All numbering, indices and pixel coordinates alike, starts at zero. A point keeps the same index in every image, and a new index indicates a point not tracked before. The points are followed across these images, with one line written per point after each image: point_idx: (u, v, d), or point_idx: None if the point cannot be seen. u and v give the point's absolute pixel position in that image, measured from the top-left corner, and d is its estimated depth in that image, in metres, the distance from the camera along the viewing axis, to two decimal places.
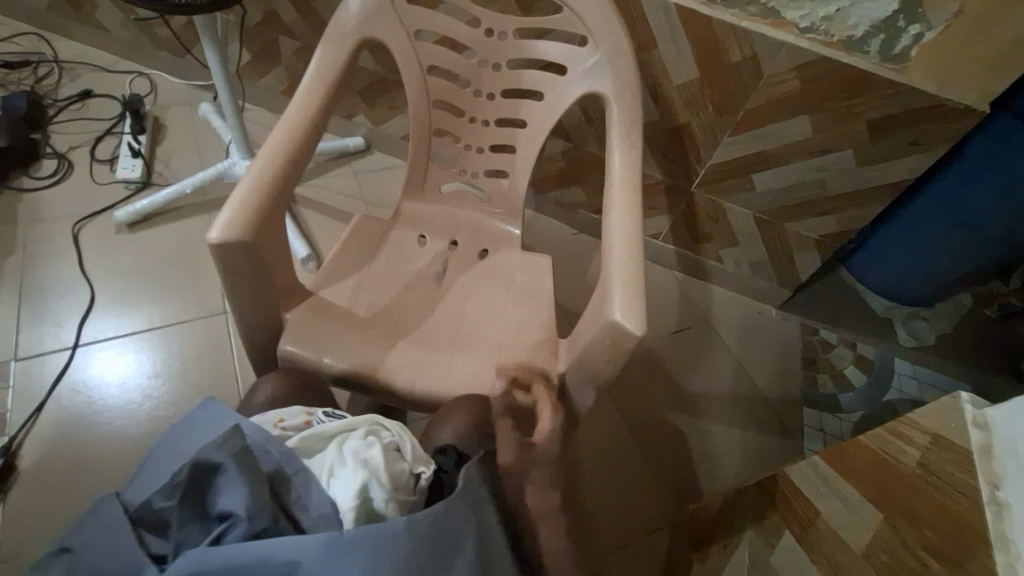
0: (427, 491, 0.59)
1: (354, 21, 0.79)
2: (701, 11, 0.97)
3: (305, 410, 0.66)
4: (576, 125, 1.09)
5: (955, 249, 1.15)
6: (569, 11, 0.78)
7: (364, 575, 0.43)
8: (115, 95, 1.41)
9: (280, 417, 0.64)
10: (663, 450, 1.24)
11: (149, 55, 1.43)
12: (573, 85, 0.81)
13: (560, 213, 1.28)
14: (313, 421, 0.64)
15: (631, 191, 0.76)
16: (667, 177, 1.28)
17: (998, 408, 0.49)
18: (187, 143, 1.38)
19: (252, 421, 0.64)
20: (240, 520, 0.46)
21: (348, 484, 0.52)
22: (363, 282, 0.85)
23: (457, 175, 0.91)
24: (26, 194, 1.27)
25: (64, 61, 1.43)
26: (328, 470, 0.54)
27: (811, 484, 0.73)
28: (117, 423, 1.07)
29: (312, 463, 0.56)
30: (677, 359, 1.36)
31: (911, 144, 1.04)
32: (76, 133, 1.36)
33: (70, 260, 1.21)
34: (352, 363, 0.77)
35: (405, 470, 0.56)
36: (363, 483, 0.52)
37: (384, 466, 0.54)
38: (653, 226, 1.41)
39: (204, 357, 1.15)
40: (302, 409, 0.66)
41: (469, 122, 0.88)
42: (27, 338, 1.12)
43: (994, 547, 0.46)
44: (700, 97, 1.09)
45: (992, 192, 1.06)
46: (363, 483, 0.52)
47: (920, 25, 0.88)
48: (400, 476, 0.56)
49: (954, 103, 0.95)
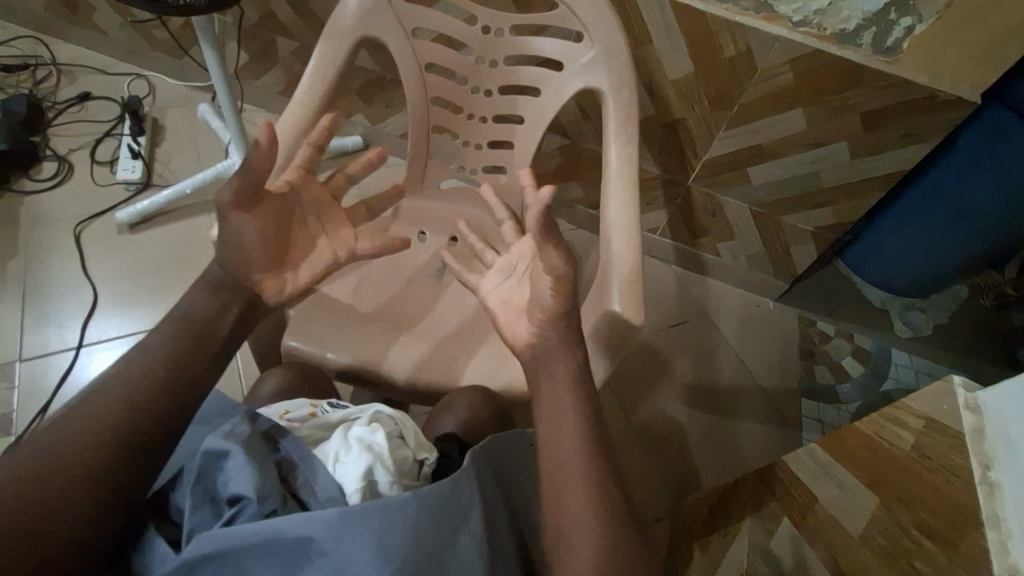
0: (432, 477, 0.61)
1: (353, 20, 0.80)
2: (695, 6, 0.98)
3: (310, 402, 0.67)
4: (572, 122, 1.10)
5: (952, 238, 1.19)
6: (565, 8, 0.79)
7: (376, 543, 0.44)
8: (114, 97, 1.42)
9: (286, 409, 0.65)
10: (663, 443, 1.25)
11: (147, 56, 1.43)
12: (570, 81, 0.82)
13: (558, 209, 1.30)
14: (318, 411, 0.66)
15: (628, 184, 0.77)
16: (664, 172, 1.29)
17: (988, 391, 0.50)
18: (187, 144, 1.39)
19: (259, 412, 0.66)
20: (251, 502, 0.47)
21: (354, 467, 0.53)
22: (365, 277, 0.86)
23: (455, 171, 0.93)
24: (28, 197, 1.28)
25: (63, 64, 1.44)
26: (332, 456, 0.55)
27: (808, 471, 0.74)
28: None
29: (319, 450, 0.57)
30: (677, 351, 1.37)
31: (904, 135, 1.05)
32: (76, 135, 1.36)
33: (73, 261, 1.22)
34: (356, 358, 0.78)
35: (408, 457, 0.58)
36: (368, 467, 0.53)
37: (388, 451, 0.56)
38: (651, 220, 1.42)
39: None
40: (306, 401, 0.68)
41: (467, 119, 0.89)
42: (31, 339, 1.14)
43: (986, 526, 0.47)
44: (696, 92, 1.10)
45: (989, 183, 1.08)
46: (368, 466, 0.53)
47: (912, 17, 0.89)
48: (404, 463, 0.57)
49: (946, 94, 0.96)
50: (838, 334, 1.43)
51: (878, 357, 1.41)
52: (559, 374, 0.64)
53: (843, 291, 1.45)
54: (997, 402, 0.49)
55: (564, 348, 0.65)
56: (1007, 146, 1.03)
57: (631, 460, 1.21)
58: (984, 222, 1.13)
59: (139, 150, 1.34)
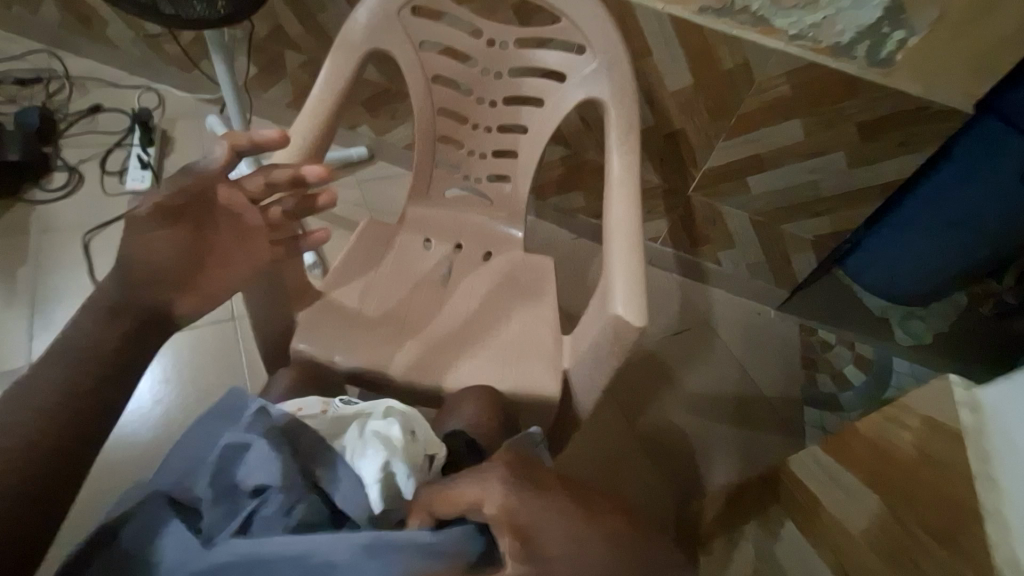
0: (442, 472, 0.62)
1: (362, 33, 0.82)
2: (694, 20, 1.01)
3: (321, 400, 0.68)
4: (575, 133, 1.13)
5: (949, 246, 1.20)
6: (568, 21, 0.81)
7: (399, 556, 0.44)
8: (125, 109, 1.45)
9: (299, 406, 0.66)
10: (665, 451, 1.25)
11: (157, 69, 1.47)
12: (573, 91, 0.84)
13: (560, 219, 1.32)
14: (330, 408, 0.66)
15: (630, 190, 0.79)
16: (664, 181, 1.31)
17: (987, 388, 0.51)
18: (195, 155, 1.41)
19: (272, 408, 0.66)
20: (276, 490, 0.49)
21: (373, 460, 0.55)
22: (372, 283, 0.88)
23: (460, 179, 0.95)
24: (39, 206, 1.30)
25: (75, 77, 1.47)
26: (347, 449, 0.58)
27: (811, 474, 0.75)
28: (129, 428, 1.09)
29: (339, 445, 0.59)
30: (678, 359, 1.38)
31: (899, 144, 1.07)
32: (87, 146, 1.39)
33: (82, 269, 1.24)
34: (362, 362, 0.79)
35: (421, 453, 0.59)
36: (386, 460, 0.55)
37: (403, 446, 0.57)
38: (652, 229, 1.44)
39: (215, 364, 1.17)
40: (318, 399, 0.68)
41: (472, 128, 0.91)
42: (40, 346, 1.15)
43: (985, 520, 0.48)
44: (695, 103, 1.13)
45: (985, 192, 1.10)
46: (385, 460, 0.55)
47: (904, 30, 0.92)
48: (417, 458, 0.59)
49: (939, 105, 0.98)
50: (841, 343, 1.45)
51: (880, 365, 1.43)
52: None
53: (844, 299, 1.47)
54: (992, 402, 0.51)
55: None
56: (999, 157, 1.05)
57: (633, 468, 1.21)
58: (980, 230, 1.15)
59: (149, 160, 1.36)
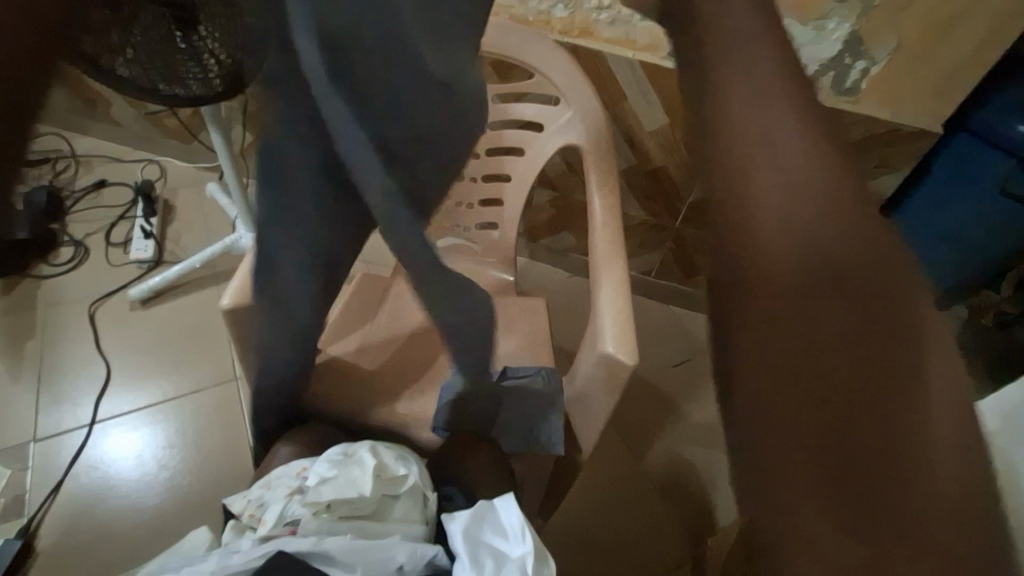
0: (438, 521, 0.64)
1: None
2: (665, 65, 0.98)
3: (299, 469, 0.61)
4: (560, 175, 1.15)
5: (938, 264, 1.19)
6: (541, 76, 0.84)
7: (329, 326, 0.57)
8: (129, 182, 1.48)
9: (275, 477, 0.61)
10: (682, 493, 1.17)
11: (160, 143, 1.50)
12: (552, 139, 0.86)
13: (553, 257, 1.35)
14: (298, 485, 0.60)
15: (612, 243, 0.76)
16: (651, 217, 1.25)
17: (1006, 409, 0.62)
18: (196, 222, 1.44)
19: (291, 480, 0.61)
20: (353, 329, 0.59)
21: (367, 463, 0.60)
22: (368, 338, 0.86)
23: (450, 229, 0.96)
24: (46, 281, 1.33)
25: (81, 156, 1.51)
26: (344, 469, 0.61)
27: None
28: (133, 497, 1.10)
29: (335, 485, 0.59)
30: (683, 391, 1.29)
31: (877, 165, 1.11)
32: (92, 220, 1.42)
33: (87, 342, 1.26)
34: (370, 418, 0.79)
35: (389, 463, 0.61)
36: (376, 467, 0.60)
37: (379, 458, 0.61)
38: (643, 263, 1.36)
39: (217, 428, 1.17)
40: (296, 463, 0.62)
41: (463, 208, 0.95)
42: (46, 419, 1.16)
43: None
44: (675, 140, 1.08)
45: (976, 201, 1.07)
46: (376, 464, 0.60)
47: (865, 60, 0.97)
48: (388, 472, 0.61)
49: (909, 127, 1.03)
50: None
51: None
52: (604, 404, 0.72)
53: None
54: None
55: (608, 392, 0.70)
56: (975, 170, 1.04)
57: (648, 513, 1.14)
58: (971, 244, 1.12)
59: (151, 230, 1.39)
